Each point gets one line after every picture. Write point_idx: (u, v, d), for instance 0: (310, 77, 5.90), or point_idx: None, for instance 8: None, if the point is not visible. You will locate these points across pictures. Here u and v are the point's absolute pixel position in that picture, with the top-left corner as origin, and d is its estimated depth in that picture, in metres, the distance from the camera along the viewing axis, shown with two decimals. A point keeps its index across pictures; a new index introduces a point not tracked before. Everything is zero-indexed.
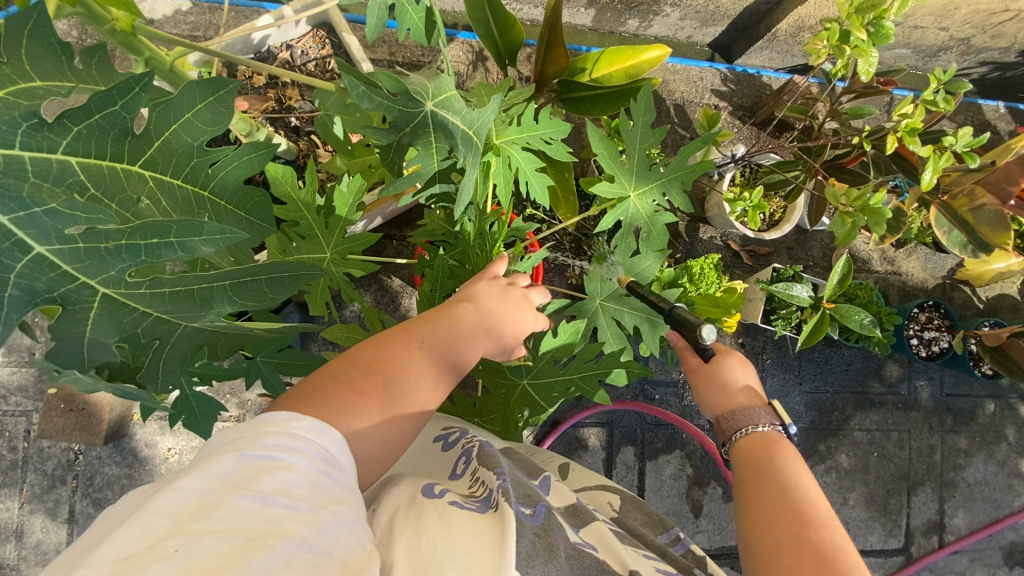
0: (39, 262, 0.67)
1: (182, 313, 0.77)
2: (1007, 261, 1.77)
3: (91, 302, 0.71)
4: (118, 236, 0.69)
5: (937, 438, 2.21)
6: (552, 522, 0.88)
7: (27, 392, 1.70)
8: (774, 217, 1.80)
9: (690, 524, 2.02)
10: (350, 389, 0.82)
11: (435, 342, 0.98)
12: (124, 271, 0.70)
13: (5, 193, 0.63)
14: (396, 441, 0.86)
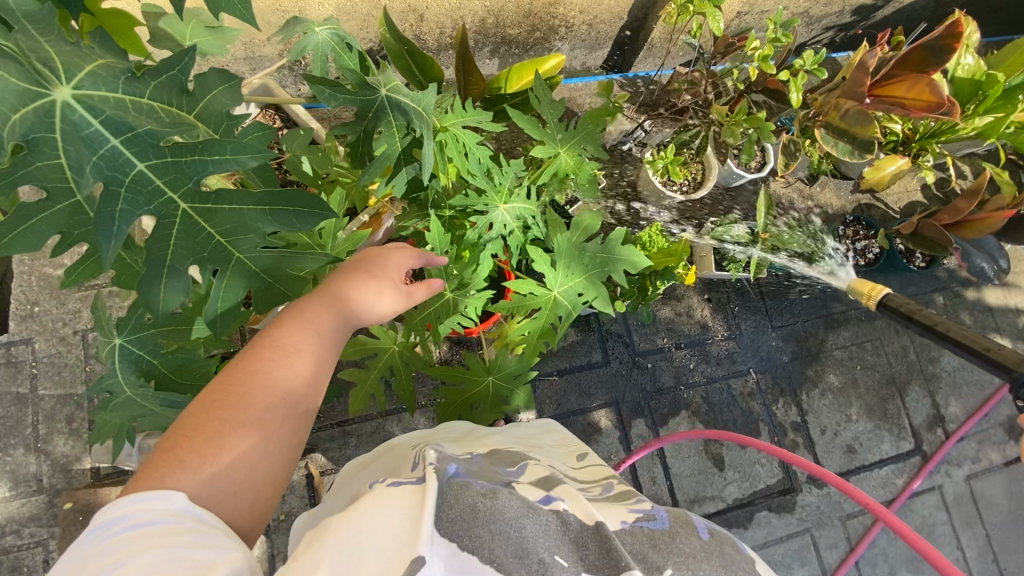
0: (136, 183, 0.80)
1: (240, 239, 0.87)
2: (898, 163, 2.08)
3: (173, 219, 0.83)
4: (192, 158, 0.82)
5: (906, 339, 2.39)
6: (502, 489, 0.83)
7: (41, 521, 1.70)
8: (697, 177, 2.07)
9: (716, 477, 2.08)
10: (179, 449, 0.82)
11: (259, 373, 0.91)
12: (197, 187, 0.83)
13: (117, 121, 0.78)
14: (254, 472, 0.86)
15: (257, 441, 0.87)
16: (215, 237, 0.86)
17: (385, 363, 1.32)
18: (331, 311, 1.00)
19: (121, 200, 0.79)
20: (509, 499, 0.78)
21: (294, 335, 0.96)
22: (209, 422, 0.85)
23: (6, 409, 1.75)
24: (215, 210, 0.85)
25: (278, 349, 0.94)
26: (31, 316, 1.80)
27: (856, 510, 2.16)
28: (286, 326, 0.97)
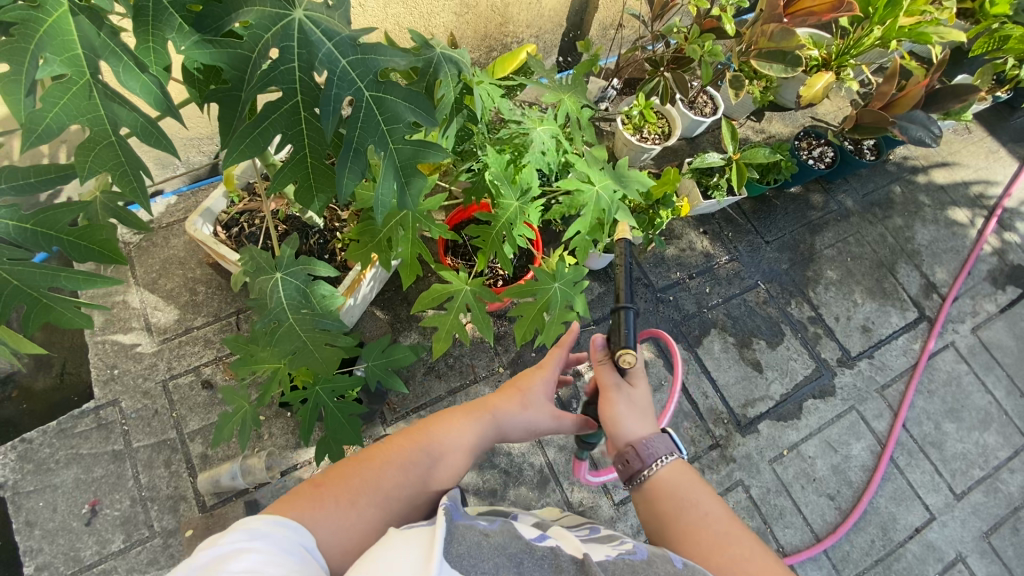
0: (341, 80, 0.79)
1: (400, 134, 0.84)
2: (824, 79, 2.41)
3: (361, 114, 0.81)
4: (359, 52, 0.80)
5: (880, 227, 2.69)
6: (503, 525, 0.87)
7: (160, 563, 1.76)
8: (665, 130, 2.31)
9: (759, 380, 2.28)
10: (328, 489, 0.93)
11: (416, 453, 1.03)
12: (368, 80, 0.80)
13: (315, 20, 0.78)
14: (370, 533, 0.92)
15: (382, 511, 0.95)
16: (381, 123, 0.83)
17: (460, 304, 1.51)
18: (475, 418, 1.12)
19: (335, 89, 0.78)
20: (509, 540, 0.81)
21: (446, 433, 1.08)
22: (360, 476, 0.97)
23: (106, 468, 1.84)
24: (382, 100, 0.82)
25: (427, 434, 1.06)
26: (112, 379, 1.94)
27: (888, 380, 2.38)
28: (437, 418, 1.10)
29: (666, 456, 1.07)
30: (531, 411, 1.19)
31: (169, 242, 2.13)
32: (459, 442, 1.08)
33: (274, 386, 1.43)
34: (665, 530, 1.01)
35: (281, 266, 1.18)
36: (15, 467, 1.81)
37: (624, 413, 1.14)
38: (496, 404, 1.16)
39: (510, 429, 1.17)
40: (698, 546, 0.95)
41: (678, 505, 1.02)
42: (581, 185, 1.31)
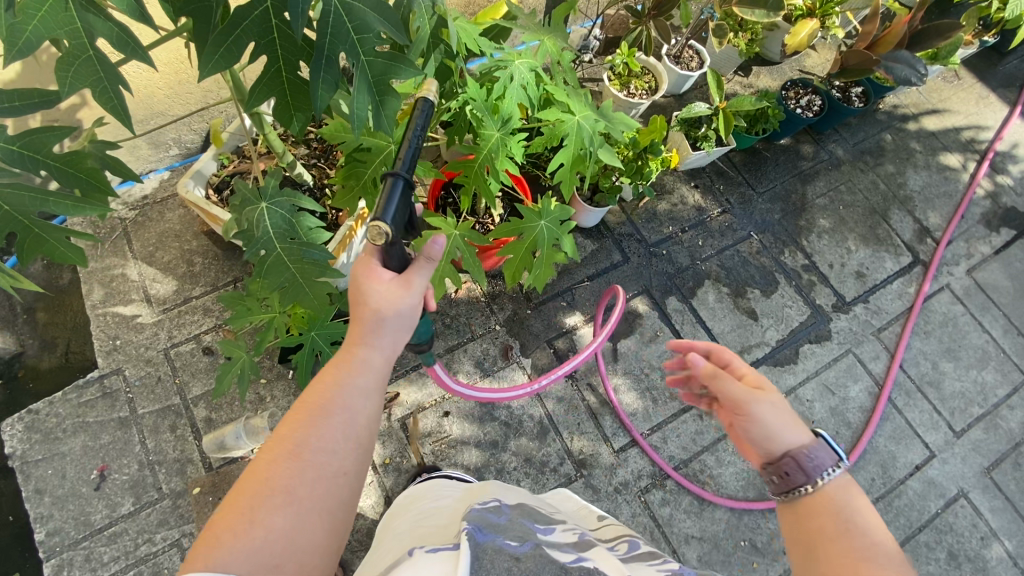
0: None
1: (369, 46, 0.87)
2: (809, 26, 2.39)
3: (329, 23, 0.83)
4: None
5: (872, 174, 2.69)
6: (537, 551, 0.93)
7: (170, 523, 1.80)
8: (651, 85, 2.32)
9: (754, 327, 2.30)
10: (219, 523, 0.77)
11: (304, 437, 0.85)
12: None
13: None
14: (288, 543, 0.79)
15: (291, 511, 0.80)
16: (350, 31, 0.84)
17: (449, 249, 1.53)
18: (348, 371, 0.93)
19: None
20: (543, 565, 0.88)
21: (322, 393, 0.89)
22: (247, 493, 0.79)
23: (113, 434, 1.88)
24: (350, 6, 0.83)
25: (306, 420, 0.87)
26: (115, 349, 1.97)
27: (884, 323, 2.38)
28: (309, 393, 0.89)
29: (832, 469, 0.93)
30: (398, 309, 0.97)
31: (164, 215, 2.15)
32: (345, 403, 0.90)
33: (271, 335, 1.47)
34: (805, 546, 0.89)
35: (266, 195, 1.18)
36: (23, 437, 1.84)
37: (765, 429, 1.00)
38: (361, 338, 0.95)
39: (389, 351, 0.98)
40: (834, 554, 0.83)
41: (826, 523, 0.89)
42: (562, 116, 1.35)
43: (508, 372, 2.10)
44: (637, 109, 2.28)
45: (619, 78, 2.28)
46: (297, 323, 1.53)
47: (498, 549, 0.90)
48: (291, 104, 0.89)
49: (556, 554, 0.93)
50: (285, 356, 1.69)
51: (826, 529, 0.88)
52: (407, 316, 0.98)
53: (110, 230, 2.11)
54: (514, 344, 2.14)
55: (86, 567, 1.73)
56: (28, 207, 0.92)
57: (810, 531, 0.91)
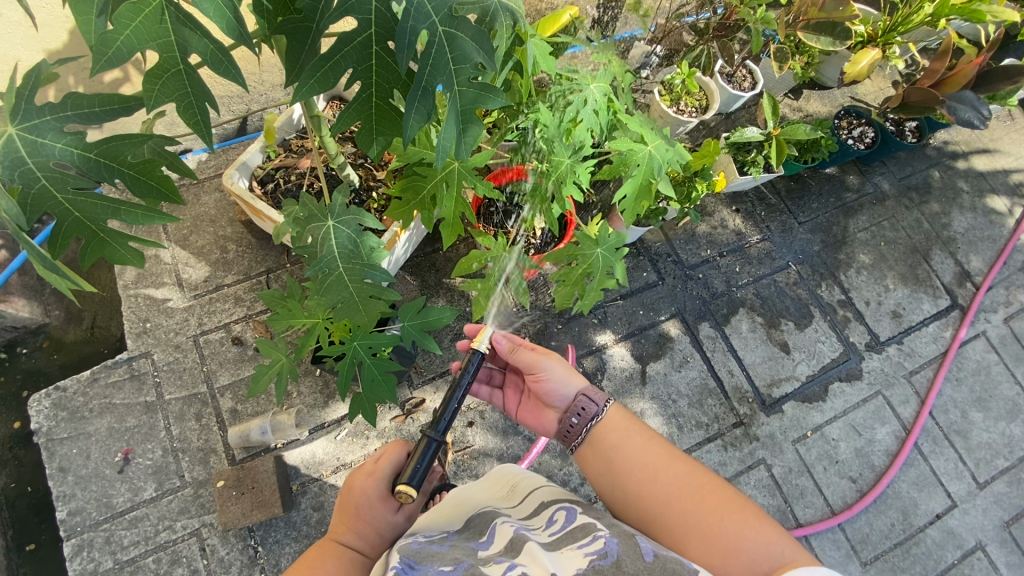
0: (419, 8, 0.77)
1: (465, 81, 0.83)
2: (870, 56, 2.32)
3: (434, 51, 0.80)
4: None
5: (917, 211, 2.63)
6: (469, 571, 0.83)
7: (190, 512, 1.79)
8: (703, 103, 2.26)
9: (785, 360, 2.27)
10: None
11: None
12: (436, 16, 0.78)
13: None
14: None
15: None
16: (450, 62, 0.81)
17: (499, 269, 1.50)
18: (331, 560, 1.05)
19: (409, 22, 0.76)
20: None
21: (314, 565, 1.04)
22: None
23: (139, 418, 1.87)
24: (453, 37, 0.80)
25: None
26: (145, 332, 1.96)
27: (916, 366, 2.35)
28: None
29: (603, 407, 1.23)
30: (378, 512, 1.12)
31: (201, 198, 2.11)
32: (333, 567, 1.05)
33: (312, 340, 1.43)
34: (608, 480, 1.15)
35: (334, 214, 1.22)
36: (50, 414, 1.84)
37: (555, 381, 1.30)
38: (339, 537, 1.10)
39: (367, 535, 1.10)
40: (630, 482, 1.11)
41: (618, 438, 1.19)
42: (634, 145, 1.31)
43: None
44: (686, 127, 2.22)
45: (672, 94, 2.22)
46: (338, 330, 1.50)
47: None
48: (378, 128, 0.89)
49: (486, 570, 0.83)
50: (319, 359, 1.67)
51: (621, 459, 1.15)
52: (391, 527, 1.13)
53: None
54: None
55: (105, 549, 1.73)
56: (96, 215, 0.95)
57: (700, 482, 1.07)
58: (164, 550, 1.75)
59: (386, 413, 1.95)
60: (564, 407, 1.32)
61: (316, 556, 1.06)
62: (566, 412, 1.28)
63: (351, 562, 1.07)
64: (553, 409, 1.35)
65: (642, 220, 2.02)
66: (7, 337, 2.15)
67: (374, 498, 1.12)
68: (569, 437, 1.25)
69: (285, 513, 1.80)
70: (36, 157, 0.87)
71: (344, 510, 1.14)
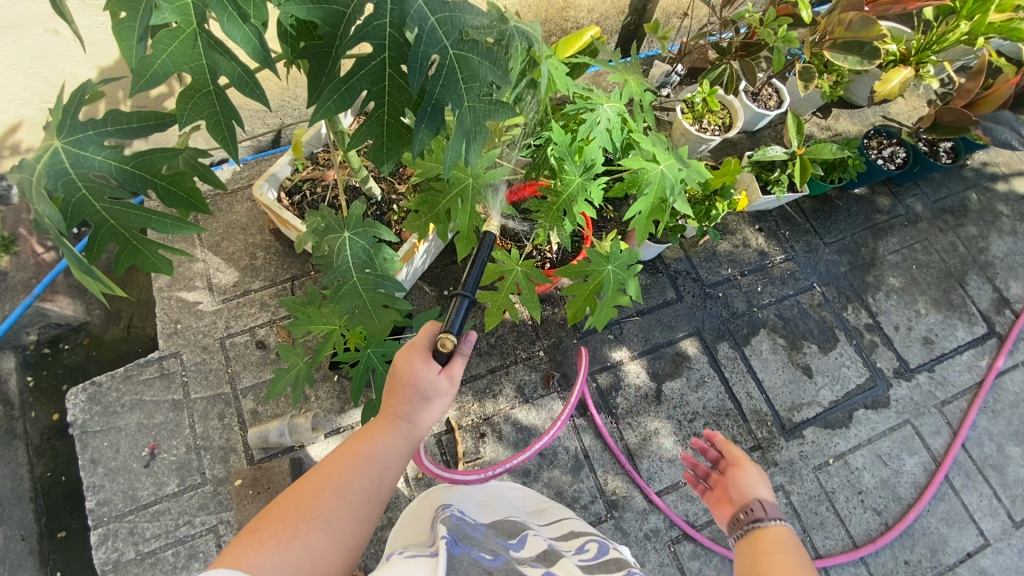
0: (430, 33, 0.81)
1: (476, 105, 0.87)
2: (902, 74, 2.28)
3: (440, 76, 0.84)
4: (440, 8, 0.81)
5: (952, 235, 2.54)
6: (509, 562, 0.89)
7: (209, 508, 1.85)
8: (727, 122, 2.26)
9: (807, 385, 2.20)
10: (292, 500, 0.93)
11: (358, 460, 1.02)
12: (448, 45, 0.82)
13: None
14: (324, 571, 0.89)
15: (338, 502, 0.96)
16: (459, 80, 0.85)
17: (511, 283, 1.52)
18: (381, 433, 1.07)
19: (421, 43, 0.80)
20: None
21: (366, 442, 1.05)
22: (313, 487, 0.96)
23: (166, 415, 1.95)
24: (463, 59, 0.84)
25: (348, 475, 1.00)
26: (176, 333, 2.05)
27: (948, 396, 2.25)
28: (352, 450, 1.04)
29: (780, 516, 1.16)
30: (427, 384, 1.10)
31: (234, 207, 2.23)
32: (383, 447, 1.06)
33: (328, 348, 1.47)
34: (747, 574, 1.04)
35: (349, 226, 1.26)
36: (85, 408, 1.94)
37: (750, 481, 1.31)
38: (392, 414, 1.10)
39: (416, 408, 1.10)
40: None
41: (779, 549, 1.06)
42: (646, 163, 1.30)
43: (547, 399, 2.09)
44: (709, 146, 2.22)
45: (694, 113, 2.23)
46: (353, 339, 1.53)
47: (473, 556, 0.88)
48: (389, 145, 0.92)
49: (525, 568, 0.88)
50: (335, 365, 1.72)
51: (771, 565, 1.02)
52: (440, 393, 1.12)
53: None
54: (557, 372, 2.12)
55: (128, 540, 1.80)
56: (132, 223, 1.01)
57: None
58: (183, 545, 1.81)
59: None
60: (740, 503, 1.28)
61: (369, 431, 1.07)
62: (739, 505, 1.26)
63: (401, 433, 1.09)
64: (730, 506, 1.32)
65: (660, 237, 2.06)
66: (52, 334, 2.28)
67: (419, 362, 1.09)
68: (733, 528, 1.22)
69: None
70: (78, 168, 0.94)
71: (394, 385, 1.12)
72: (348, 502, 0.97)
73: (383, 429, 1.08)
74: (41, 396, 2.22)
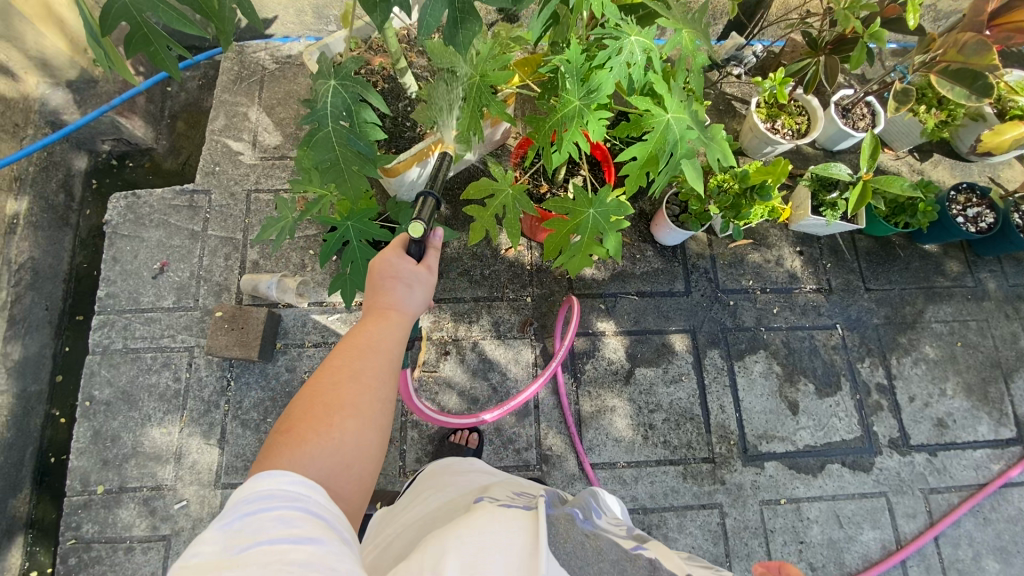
0: None
1: None
2: (1019, 129, 1.99)
3: None
4: None
5: (1018, 325, 2.25)
6: (601, 532, 0.84)
7: (192, 331, 2.04)
8: (801, 128, 2.09)
9: (787, 421, 2.07)
10: (299, 424, 0.96)
11: (355, 359, 1.07)
12: None
13: None
14: (359, 455, 0.98)
15: (347, 401, 1.01)
16: None
17: (500, 203, 1.54)
18: (376, 327, 1.14)
19: None
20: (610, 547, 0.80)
21: (356, 342, 1.10)
22: (312, 405, 0.99)
23: (183, 240, 2.14)
24: None
25: (348, 368, 1.06)
26: (213, 173, 2.23)
27: (940, 485, 2.05)
28: (346, 350, 1.09)
29: None
30: (408, 274, 1.23)
31: (297, 78, 2.35)
32: (378, 336, 1.13)
33: (315, 209, 1.57)
34: None
35: (337, 77, 1.29)
36: (121, 212, 2.16)
37: None
38: (383, 310, 1.18)
39: (402, 299, 1.21)
40: None
41: None
42: (654, 109, 1.26)
43: (519, 342, 2.09)
44: (774, 148, 2.07)
45: (768, 108, 2.07)
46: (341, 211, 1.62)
47: (568, 520, 0.83)
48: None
49: (617, 539, 0.84)
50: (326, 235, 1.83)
51: None
52: (423, 281, 1.25)
53: (253, 73, 2.35)
54: (537, 321, 2.12)
55: (121, 333, 2.03)
56: (142, 7, 1.12)
57: None
58: (161, 353, 2.01)
59: None
60: None
61: (362, 329, 1.13)
62: None
63: (394, 324, 1.17)
64: None
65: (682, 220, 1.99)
66: (122, 149, 2.53)
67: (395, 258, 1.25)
68: None
69: (262, 363, 1.99)
70: None
71: (373, 288, 1.23)
72: (363, 386, 1.04)
73: (379, 322, 1.15)
74: (97, 198, 2.48)
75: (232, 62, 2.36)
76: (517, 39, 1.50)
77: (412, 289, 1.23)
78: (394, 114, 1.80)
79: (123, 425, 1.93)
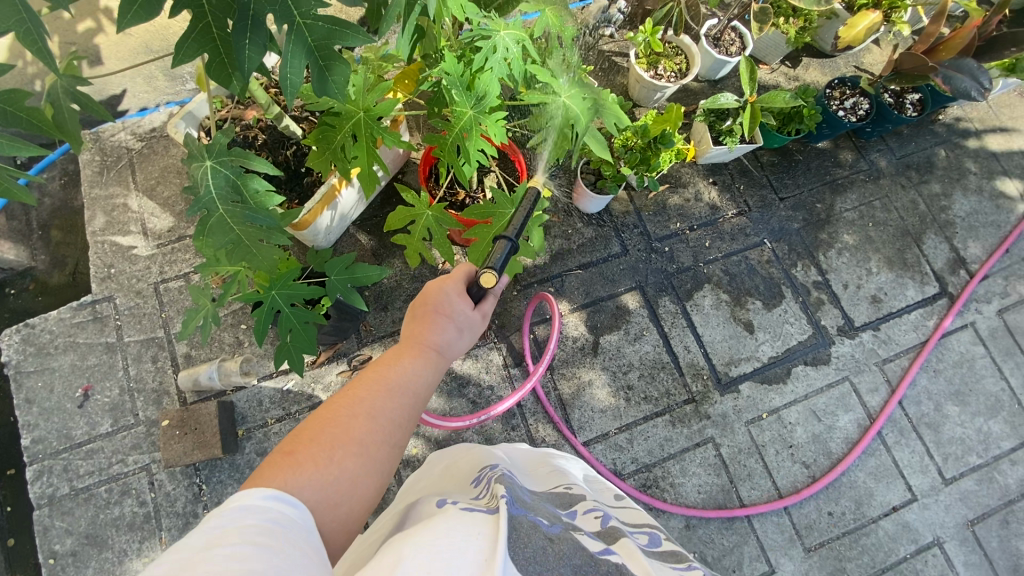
0: None
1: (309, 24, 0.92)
2: (869, 18, 2.14)
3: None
4: None
5: (913, 192, 2.47)
6: (567, 534, 0.80)
7: (142, 448, 1.89)
8: (682, 67, 2.16)
9: (747, 342, 2.19)
10: (308, 447, 0.91)
11: (382, 393, 1.04)
12: None
13: None
14: (358, 492, 0.93)
15: (365, 435, 0.97)
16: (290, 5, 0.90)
17: (423, 226, 1.50)
18: (412, 359, 1.12)
19: None
20: (577, 549, 0.74)
21: (389, 378, 1.07)
22: (324, 431, 0.95)
23: (99, 357, 1.97)
24: None
25: (376, 398, 1.03)
26: (109, 277, 2.04)
27: (890, 354, 2.24)
28: (376, 381, 1.06)
29: None
30: (454, 320, 1.21)
31: (170, 150, 2.17)
32: (413, 372, 1.11)
33: (233, 288, 1.47)
34: None
35: (212, 153, 1.20)
36: (19, 349, 1.95)
37: None
38: (426, 344, 1.16)
39: (445, 345, 1.19)
40: None
41: None
42: (546, 96, 1.27)
43: (482, 349, 2.08)
44: (663, 93, 2.13)
45: (648, 57, 2.13)
46: (262, 282, 1.52)
47: (533, 524, 0.77)
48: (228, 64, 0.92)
49: (583, 541, 0.79)
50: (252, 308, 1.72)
51: None
52: (466, 326, 1.24)
53: (118, 158, 2.15)
54: (494, 323, 2.11)
55: (63, 476, 1.85)
56: None
57: None
58: (116, 482, 1.85)
59: (335, 368, 2.00)
60: None
61: (395, 357, 1.12)
62: None
63: (431, 363, 1.15)
64: None
65: (601, 187, 2.02)
66: None
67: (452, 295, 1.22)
68: None
69: (229, 456, 1.88)
70: None
71: (419, 317, 1.21)
72: (380, 423, 1.01)
73: (416, 359, 1.13)
74: None
75: (90, 152, 2.15)
76: (388, 59, 1.45)
77: (456, 332, 1.22)
78: (285, 164, 1.70)
79: (99, 570, 1.78)
